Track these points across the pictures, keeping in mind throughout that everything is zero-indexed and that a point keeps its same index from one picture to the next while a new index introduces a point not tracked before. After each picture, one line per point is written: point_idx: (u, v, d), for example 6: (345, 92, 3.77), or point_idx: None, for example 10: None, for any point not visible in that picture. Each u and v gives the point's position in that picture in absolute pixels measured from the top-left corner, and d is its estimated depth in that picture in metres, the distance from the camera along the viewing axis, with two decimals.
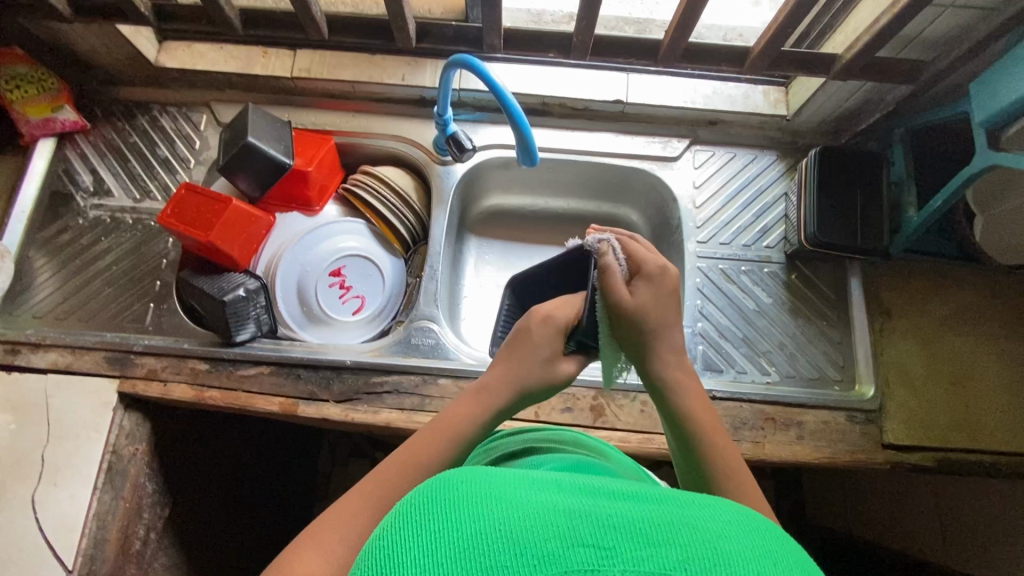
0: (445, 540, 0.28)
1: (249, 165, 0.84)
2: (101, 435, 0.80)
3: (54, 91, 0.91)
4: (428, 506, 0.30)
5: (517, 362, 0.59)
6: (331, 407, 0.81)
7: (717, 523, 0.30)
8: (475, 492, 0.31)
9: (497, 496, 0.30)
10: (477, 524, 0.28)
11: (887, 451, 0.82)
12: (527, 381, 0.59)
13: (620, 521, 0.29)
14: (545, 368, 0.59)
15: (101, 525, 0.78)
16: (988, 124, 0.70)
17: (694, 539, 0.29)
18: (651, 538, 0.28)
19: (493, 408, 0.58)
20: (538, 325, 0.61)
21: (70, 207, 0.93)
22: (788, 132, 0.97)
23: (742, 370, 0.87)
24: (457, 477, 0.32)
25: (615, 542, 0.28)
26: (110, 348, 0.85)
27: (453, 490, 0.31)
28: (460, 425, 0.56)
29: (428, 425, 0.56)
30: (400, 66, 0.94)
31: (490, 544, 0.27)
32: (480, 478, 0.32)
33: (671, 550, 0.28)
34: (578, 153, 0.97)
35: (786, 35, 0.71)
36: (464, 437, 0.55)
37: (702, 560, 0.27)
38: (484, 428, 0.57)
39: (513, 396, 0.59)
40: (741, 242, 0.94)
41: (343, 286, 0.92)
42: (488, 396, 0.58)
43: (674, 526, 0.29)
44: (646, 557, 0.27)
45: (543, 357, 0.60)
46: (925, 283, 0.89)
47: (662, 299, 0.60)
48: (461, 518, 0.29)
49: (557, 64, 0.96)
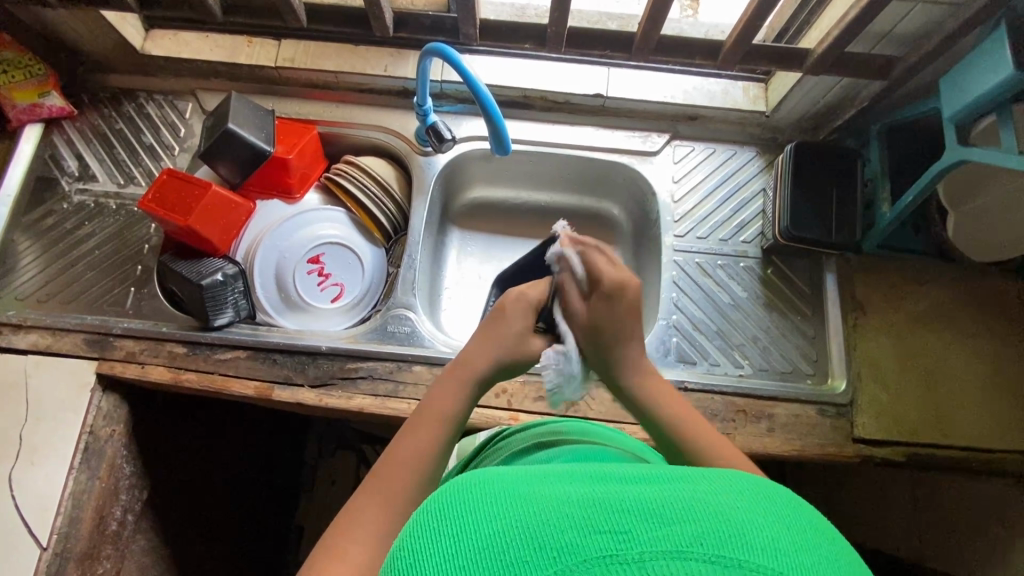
0: (465, 544, 0.29)
1: (229, 151, 0.85)
2: (78, 415, 0.81)
3: (41, 76, 0.92)
4: (444, 512, 0.32)
5: (494, 337, 0.62)
6: (306, 392, 0.82)
7: (730, 497, 0.30)
8: (490, 494, 0.32)
9: (509, 498, 0.31)
10: (495, 525, 0.30)
11: (857, 445, 0.83)
12: (503, 353, 0.62)
13: (635, 502, 0.29)
14: (519, 342, 0.63)
15: (77, 504, 0.79)
16: (958, 121, 0.72)
17: (708, 514, 0.28)
18: (666, 516, 0.28)
19: (475, 381, 0.60)
20: (512, 305, 0.65)
21: (56, 191, 0.95)
22: (767, 128, 0.98)
23: (715, 362, 0.88)
24: (470, 481, 0.34)
25: (632, 525, 0.28)
26: (90, 331, 0.86)
27: (468, 495, 0.32)
28: (449, 409, 0.57)
29: (413, 415, 0.57)
30: (383, 57, 0.95)
31: (508, 542, 0.29)
32: (493, 479, 0.33)
33: (689, 525, 0.28)
34: (558, 146, 0.98)
35: (757, 27, 0.72)
36: (455, 418, 0.57)
37: (717, 534, 0.27)
38: (469, 404, 0.59)
39: (493, 366, 0.61)
40: (719, 236, 0.94)
41: (321, 274, 0.93)
42: (467, 370, 0.60)
43: (688, 501, 0.29)
44: (662, 536, 0.27)
45: (516, 331, 0.64)
46: (900, 279, 0.90)
47: (619, 314, 0.64)
48: (476, 521, 0.30)
49: (538, 57, 0.97)
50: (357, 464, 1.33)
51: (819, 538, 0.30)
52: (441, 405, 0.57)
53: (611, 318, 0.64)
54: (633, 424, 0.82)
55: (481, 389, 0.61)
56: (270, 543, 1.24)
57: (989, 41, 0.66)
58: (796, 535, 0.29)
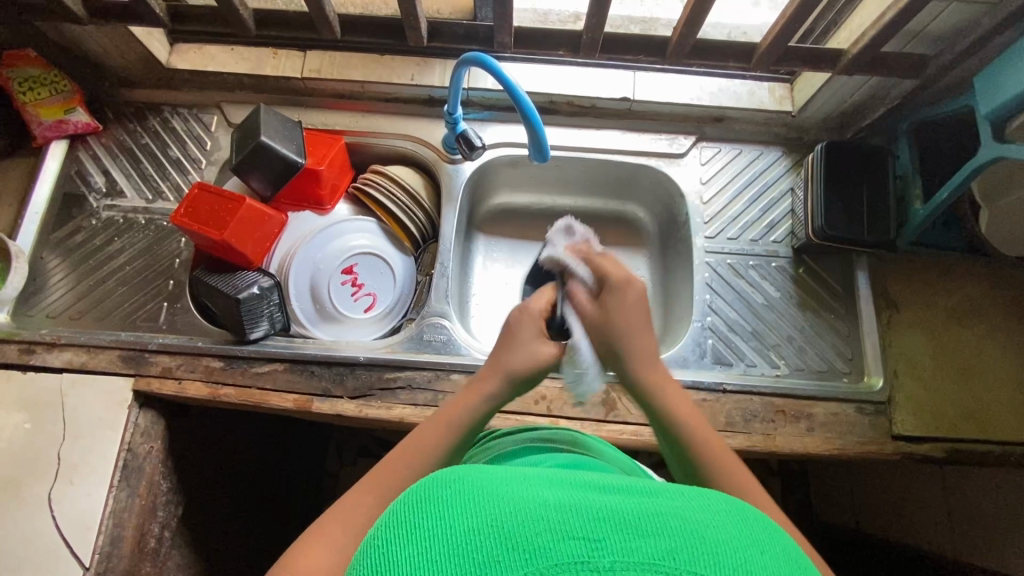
0: (438, 540, 0.29)
1: (262, 164, 0.85)
2: (117, 433, 0.81)
3: (67, 93, 0.92)
4: (423, 507, 0.32)
5: (503, 352, 0.63)
6: (345, 403, 0.82)
7: (705, 514, 0.31)
8: (468, 492, 0.32)
9: (487, 497, 0.31)
10: (468, 524, 0.30)
11: (896, 442, 0.83)
12: (515, 370, 0.62)
13: (611, 512, 0.30)
14: (528, 357, 0.62)
15: (118, 523, 0.79)
16: (992, 117, 0.72)
17: (682, 530, 0.29)
18: (642, 529, 0.29)
19: (488, 398, 0.61)
20: (517, 318, 0.66)
21: (84, 208, 0.94)
22: (793, 128, 0.98)
23: (751, 363, 0.88)
24: (451, 478, 0.33)
25: (605, 534, 0.28)
26: (124, 347, 0.86)
27: (448, 492, 0.32)
28: (460, 415, 0.59)
29: (433, 415, 0.60)
30: (410, 66, 0.96)
31: (480, 540, 0.29)
32: (474, 478, 0.33)
33: (662, 539, 0.28)
34: (587, 150, 0.98)
35: (794, 29, 0.72)
36: (463, 426, 0.58)
37: (691, 550, 0.28)
38: (483, 419, 0.60)
39: (503, 385, 0.62)
40: (749, 237, 0.95)
41: (355, 284, 0.93)
42: (483, 386, 0.61)
43: (665, 516, 0.30)
44: (636, 547, 0.28)
45: (526, 343, 0.64)
46: (932, 275, 0.90)
47: (628, 309, 0.64)
48: (449, 517, 0.30)
49: (563, 63, 0.97)
50: None
51: (793, 564, 0.30)
52: (454, 410, 0.59)
53: (622, 316, 0.63)
54: None
55: (495, 407, 0.61)
56: None
57: None
58: (771, 560, 0.29)
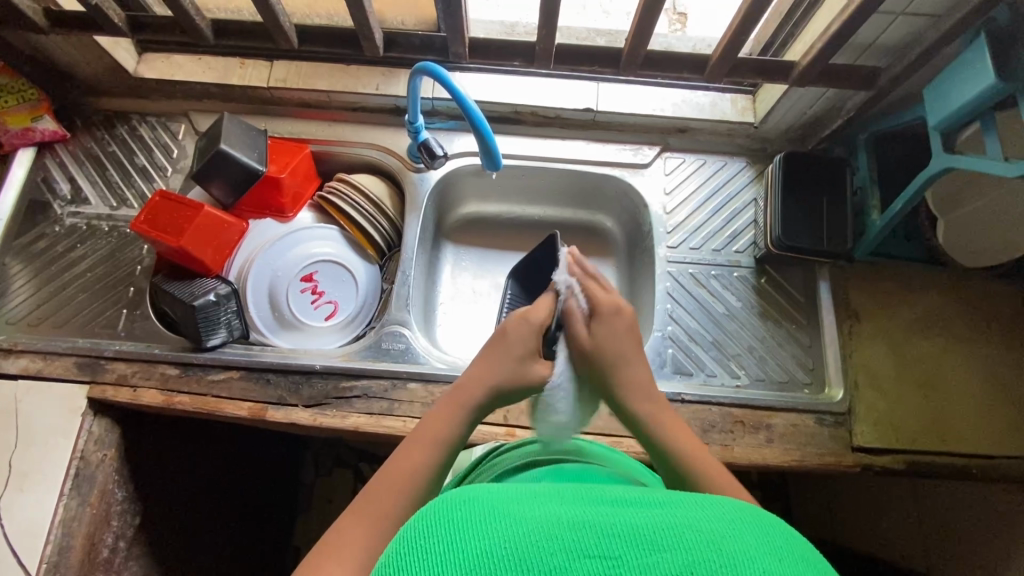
0: (453, 562, 0.29)
1: (221, 172, 0.85)
2: (70, 441, 0.80)
3: (34, 101, 0.93)
4: (433, 528, 0.31)
5: (487, 364, 0.61)
6: (300, 412, 0.82)
7: (720, 524, 0.31)
8: (478, 512, 0.31)
9: (502, 516, 0.31)
10: (483, 545, 0.29)
11: (856, 454, 0.82)
12: (499, 381, 0.60)
13: (624, 528, 0.30)
14: (519, 367, 0.60)
15: (67, 532, 0.78)
16: (942, 128, 0.72)
17: (697, 541, 0.29)
18: (656, 543, 0.29)
19: (467, 410, 0.58)
20: (515, 327, 0.62)
21: (48, 215, 0.94)
22: (756, 139, 0.99)
23: (712, 373, 0.87)
24: (458, 497, 0.33)
25: (622, 550, 0.29)
26: (81, 354, 0.85)
27: (457, 512, 0.32)
28: (444, 432, 0.56)
29: (411, 435, 0.56)
30: (375, 76, 0.96)
31: (498, 562, 0.28)
32: (484, 496, 0.33)
33: (679, 552, 0.29)
34: (551, 160, 0.98)
35: (741, 41, 0.74)
36: (449, 443, 0.55)
37: (707, 563, 0.28)
38: (466, 432, 0.58)
39: (487, 396, 0.59)
40: (712, 246, 0.95)
41: (315, 292, 0.93)
42: (462, 397, 0.58)
43: (680, 528, 0.30)
44: (652, 564, 0.28)
45: (515, 356, 0.61)
46: (892, 285, 0.90)
47: (618, 334, 0.64)
48: (464, 540, 0.30)
49: (528, 74, 0.98)
50: (355, 483, 1.30)
51: (811, 567, 0.30)
52: (432, 428, 0.56)
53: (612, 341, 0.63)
54: (630, 437, 0.81)
55: (476, 419, 0.59)
56: (268, 567, 1.21)
57: (969, 52, 0.67)
58: (787, 566, 0.29)
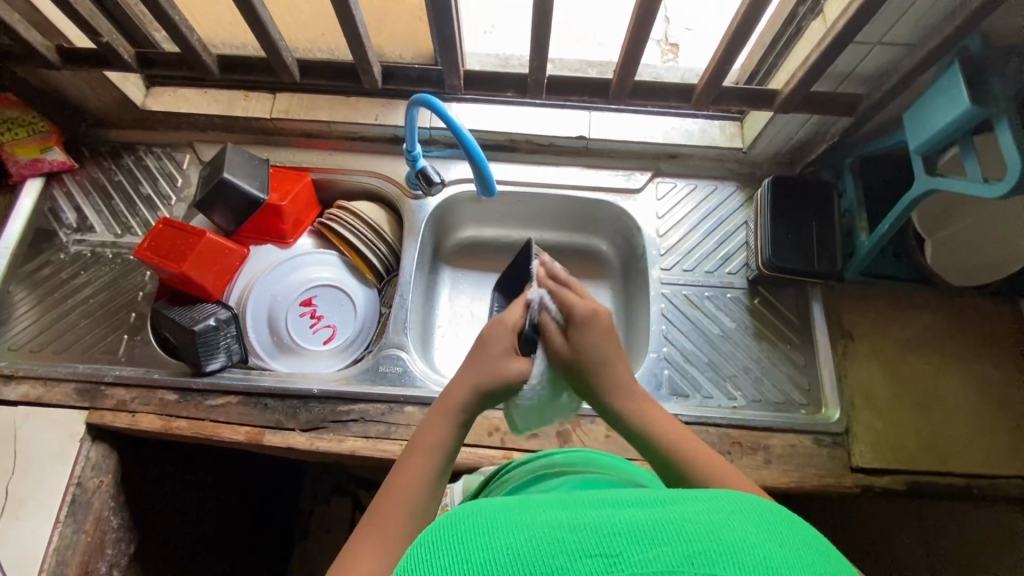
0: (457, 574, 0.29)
1: (223, 199, 0.87)
2: (66, 466, 0.80)
3: (44, 133, 0.95)
4: (436, 544, 0.31)
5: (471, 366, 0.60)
6: (297, 436, 0.82)
7: (720, 514, 0.31)
8: (478, 523, 0.32)
9: (504, 526, 0.31)
10: (486, 556, 0.30)
11: (855, 475, 0.81)
12: (484, 382, 0.58)
13: (625, 526, 0.30)
14: (494, 365, 0.59)
15: (60, 560, 0.77)
16: (922, 151, 0.74)
17: (697, 532, 0.30)
18: (656, 537, 0.29)
19: (461, 412, 0.57)
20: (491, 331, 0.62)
21: (53, 243, 0.96)
22: (745, 163, 1.01)
23: (708, 395, 0.87)
24: (459, 512, 0.33)
25: (621, 548, 0.29)
26: (81, 380, 0.86)
27: (459, 527, 0.32)
28: (440, 438, 0.55)
29: (409, 447, 0.55)
30: (375, 107, 1.00)
31: (502, 568, 0.29)
32: (484, 509, 0.33)
33: (680, 545, 0.29)
34: (546, 187, 1.01)
35: (725, 71, 0.77)
36: (447, 447, 0.55)
37: (707, 553, 0.28)
38: (462, 436, 0.57)
39: (475, 398, 0.58)
40: (704, 268, 0.96)
41: (313, 316, 0.94)
42: (452, 401, 0.57)
43: (679, 522, 0.30)
44: (653, 558, 0.28)
45: (494, 355, 0.60)
46: (884, 305, 0.91)
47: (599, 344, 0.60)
48: (468, 554, 0.30)
49: (521, 104, 1.01)
50: (353, 511, 1.28)
51: (812, 550, 0.30)
52: (430, 435, 0.55)
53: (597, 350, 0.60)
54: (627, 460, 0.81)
55: (470, 422, 0.58)
56: None
57: (942, 80, 0.69)
58: (789, 552, 0.30)
